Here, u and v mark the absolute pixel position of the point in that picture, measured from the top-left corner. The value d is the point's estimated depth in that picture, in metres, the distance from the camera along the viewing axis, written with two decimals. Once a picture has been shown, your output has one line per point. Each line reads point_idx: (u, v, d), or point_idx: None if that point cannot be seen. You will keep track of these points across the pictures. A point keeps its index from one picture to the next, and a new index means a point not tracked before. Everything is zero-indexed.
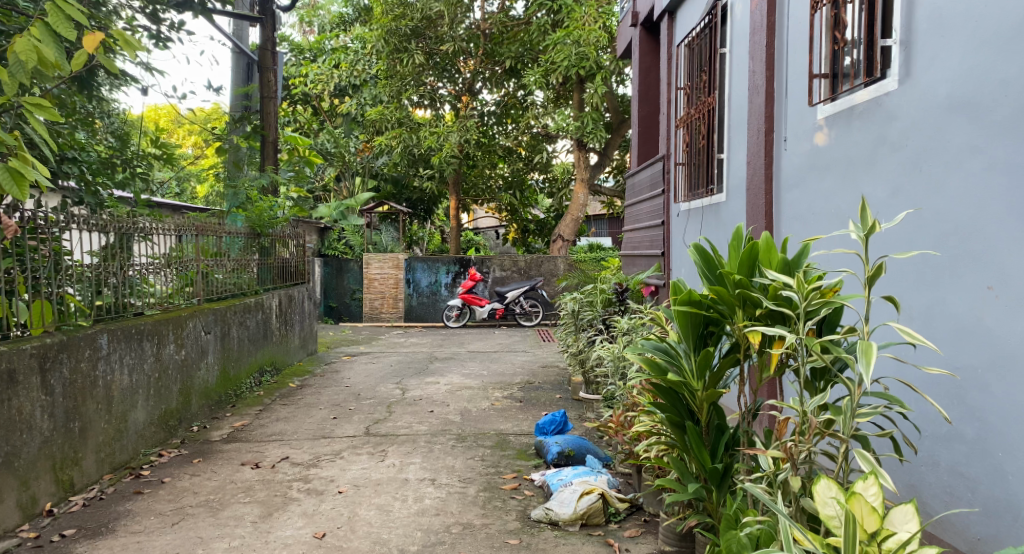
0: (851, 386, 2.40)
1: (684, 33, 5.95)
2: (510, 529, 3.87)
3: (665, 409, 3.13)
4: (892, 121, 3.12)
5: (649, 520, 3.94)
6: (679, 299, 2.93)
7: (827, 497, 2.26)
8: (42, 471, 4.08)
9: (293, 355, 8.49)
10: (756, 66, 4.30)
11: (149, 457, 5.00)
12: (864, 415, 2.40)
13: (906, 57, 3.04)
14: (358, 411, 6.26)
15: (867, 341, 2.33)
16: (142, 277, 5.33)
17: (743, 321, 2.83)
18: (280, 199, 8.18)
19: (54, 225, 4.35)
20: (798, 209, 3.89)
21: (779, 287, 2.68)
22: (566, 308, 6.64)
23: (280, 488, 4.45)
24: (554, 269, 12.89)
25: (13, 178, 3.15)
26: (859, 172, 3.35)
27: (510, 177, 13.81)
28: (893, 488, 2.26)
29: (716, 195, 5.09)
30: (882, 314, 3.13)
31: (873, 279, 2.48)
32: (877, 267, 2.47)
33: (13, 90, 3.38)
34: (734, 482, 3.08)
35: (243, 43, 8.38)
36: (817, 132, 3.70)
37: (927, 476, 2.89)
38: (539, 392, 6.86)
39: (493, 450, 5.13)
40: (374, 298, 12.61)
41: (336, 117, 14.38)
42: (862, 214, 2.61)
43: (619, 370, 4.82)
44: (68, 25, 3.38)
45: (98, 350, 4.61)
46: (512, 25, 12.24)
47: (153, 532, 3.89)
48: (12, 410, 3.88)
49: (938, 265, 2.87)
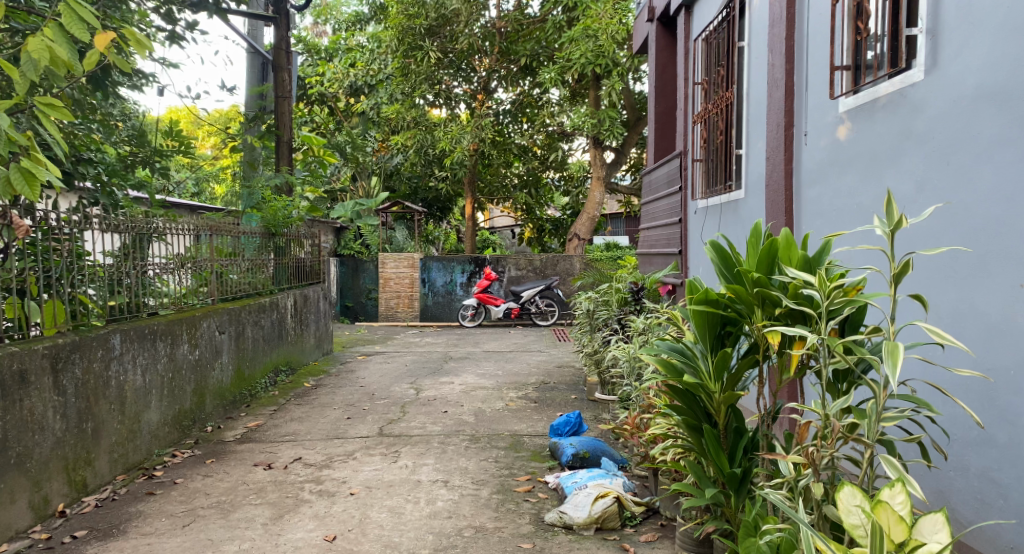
0: (876, 388, 2.29)
1: (701, 27, 5.86)
2: (524, 533, 3.79)
3: (682, 411, 3.05)
4: (917, 113, 3.02)
5: (667, 524, 3.85)
6: (696, 299, 2.84)
7: (852, 505, 2.16)
8: (54, 472, 4.04)
9: (309, 355, 8.46)
10: (775, 60, 4.20)
11: (163, 457, 4.96)
12: (890, 419, 2.29)
13: (933, 46, 2.93)
14: (372, 411, 6.20)
15: (894, 342, 2.23)
16: (157, 277, 5.29)
17: (762, 321, 2.73)
18: (295, 198, 8.10)
19: (71, 227, 4.33)
20: (820, 206, 3.79)
21: (800, 286, 2.58)
22: (582, 307, 6.56)
23: (291, 490, 4.39)
24: (570, 268, 12.76)
25: (25, 178, 3.10)
26: (883, 167, 3.25)
27: (526, 176, 13.71)
28: (922, 495, 2.15)
29: (735, 191, 5.00)
30: (908, 313, 3.02)
31: (900, 277, 2.38)
32: (904, 264, 2.37)
33: (24, 89, 3.29)
34: (753, 487, 2.98)
35: (257, 43, 8.35)
36: (839, 126, 3.60)
37: (956, 482, 2.79)
38: (555, 393, 6.78)
39: (507, 451, 5.05)
40: (390, 298, 12.56)
41: (353, 117, 14.33)
42: (888, 209, 2.51)
43: (634, 370, 4.73)
44: (82, 26, 3.29)
45: (111, 351, 4.56)
46: (528, 22, 12.20)
47: (164, 534, 3.84)
48: (24, 411, 3.84)
49: (969, 262, 2.76)
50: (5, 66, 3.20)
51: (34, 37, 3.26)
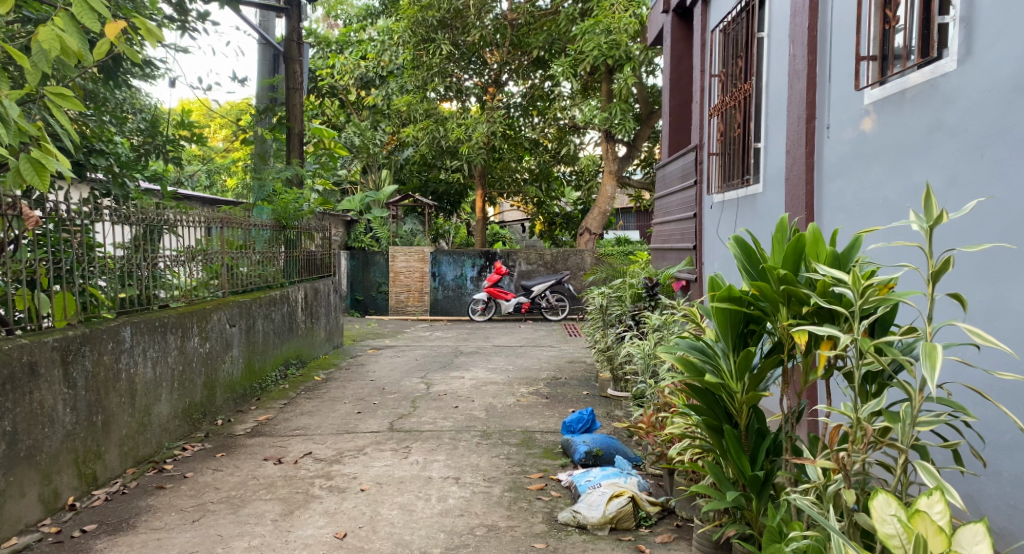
0: (911, 391, 2.20)
1: (719, 18, 5.76)
2: (537, 532, 3.73)
3: (701, 412, 2.98)
4: (949, 104, 2.95)
5: (682, 525, 3.77)
6: (719, 296, 2.74)
7: (886, 514, 2.07)
8: (64, 465, 4.00)
9: (319, 348, 8.41)
10: (796, 50, 4.12)
11: (172, 450, 4.91)
12: (925, 423, 2.20)
13: (968, 34, 2.88)
14: (382, 406, 6.14)
15: (931, 343, 2.13)
16: (168, 269, 5.24)
17: (788, 320, 2.64)
18: (306, 191, 8.05)
19: (85, 217, 4.30)
20: (842, 200, 3.70)
21: (830, 283, 2.50)
22: (595, 303, 6.56)
23: (302, 485, 4.34)
24: (581, 263, 12.69)
25: (36, 169, 3.04)
26: (912, 160, 3.17)
27: (537, 169, 13.41)
28: (960, 504, 2.06)
29: (752, 186, 4.92)
30: (945, 311, 2.88)
31: (939, 275, 2.31)
32: (944, 262, 2.29)
33: (35, 80, 3.21)
34: (775, 490, 2.92)
35: (269, 34, 8.30)
36: (864, 118, 3.52)
37: (986, 487, 2.62)
38: (566, 389, 6.72)
39: (519, 448, 4.98)
40: (400, 291, 12.49)
41: (364, 110, 14.24)
42: (925, 205, 2.45)
43: (649, 368, 4.65)
44: (93, 16, 3.21)
45: (121, 343, 4.51)
46: (540, 15, 12.05)
47: (174, 529, 3.79)
48: (34, 404, 3.79)
49: (1008, 258, 2.66)
50: (17, 55, 3.14)
51: (45, 26, 3.19)
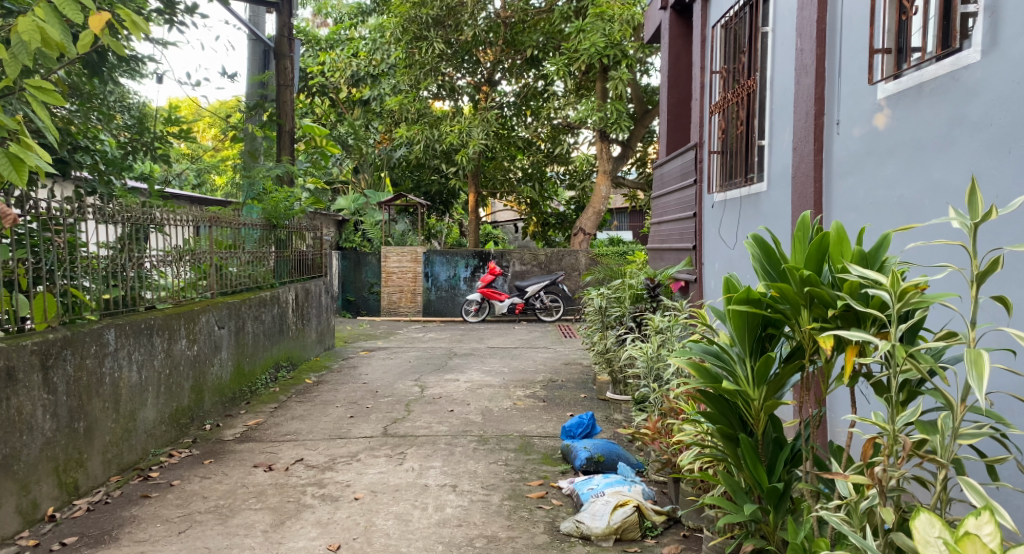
0: (954, 402, 2.07)
1: (720, 13, 5.63)
2: (538, 544, 3.56)
3: (715, 420, 2.83)
4: (972, 97, 2.82)
5: (689, 535, 3.63)
6: (736, 298, 2.59)
7: (930, 535, 1.94)
8: (43, 474, 3.82)
9: (310, 350, 8.23)
10: (804, 44, 3.98)
11: (159, 458, 4.74)
12: (969, 436, 2.08)
13: (992, 25, 2.74)
14: (376, 409, 5.97)
15: (976, 350, 2.00)
16: (154, 269, 5.05)
17: (811, 323, 2.50)
18: (296, 190, 7.87)
19: (69, 216, 4.15)
20: (854, 198, 3.56)
21: (859, 284, 2.36)
22: (594, 304, 6.41)
23: (293, 494, 4.17)
24: (575, 263, 12.48)
25: (12, 163, 2.84)
26: (930, 156, 3.04)
27: (530, 169, 13.28)
28: (1012, 525, 1.93)
29: (756, 184, 4.79)
30: (987, 315, 2.70)
31: (985, 277, 2.19)
32: (991, 264, 2.17)
33: (15, 73, 3.02)
34: (793, 502, 2.79)
35: (259, 29, 8.14)
36: (876, 113, 3.39)
37: (1016, 498, 2.47)
38: (563, 392, 6.56)
39: (517, 454, 4.82)
40: (392, 292, 12.28)
41: (354, 108, 14.07)
42: (968, 202, 2.33)
43: (653, 371, 4.49)
44: (76, 6, 3.06)
45: (105, 346, 4.33)
46: (534, 13, 11.93)
47: (158, 541, 3.62)
48: (11, 410, 3.62)
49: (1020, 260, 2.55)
50: None
51: (25, 17, 3.01)
